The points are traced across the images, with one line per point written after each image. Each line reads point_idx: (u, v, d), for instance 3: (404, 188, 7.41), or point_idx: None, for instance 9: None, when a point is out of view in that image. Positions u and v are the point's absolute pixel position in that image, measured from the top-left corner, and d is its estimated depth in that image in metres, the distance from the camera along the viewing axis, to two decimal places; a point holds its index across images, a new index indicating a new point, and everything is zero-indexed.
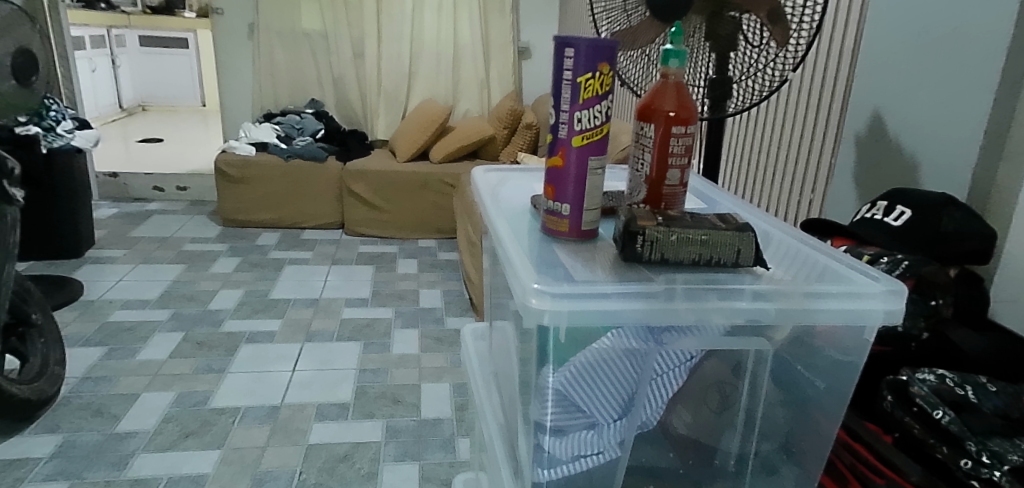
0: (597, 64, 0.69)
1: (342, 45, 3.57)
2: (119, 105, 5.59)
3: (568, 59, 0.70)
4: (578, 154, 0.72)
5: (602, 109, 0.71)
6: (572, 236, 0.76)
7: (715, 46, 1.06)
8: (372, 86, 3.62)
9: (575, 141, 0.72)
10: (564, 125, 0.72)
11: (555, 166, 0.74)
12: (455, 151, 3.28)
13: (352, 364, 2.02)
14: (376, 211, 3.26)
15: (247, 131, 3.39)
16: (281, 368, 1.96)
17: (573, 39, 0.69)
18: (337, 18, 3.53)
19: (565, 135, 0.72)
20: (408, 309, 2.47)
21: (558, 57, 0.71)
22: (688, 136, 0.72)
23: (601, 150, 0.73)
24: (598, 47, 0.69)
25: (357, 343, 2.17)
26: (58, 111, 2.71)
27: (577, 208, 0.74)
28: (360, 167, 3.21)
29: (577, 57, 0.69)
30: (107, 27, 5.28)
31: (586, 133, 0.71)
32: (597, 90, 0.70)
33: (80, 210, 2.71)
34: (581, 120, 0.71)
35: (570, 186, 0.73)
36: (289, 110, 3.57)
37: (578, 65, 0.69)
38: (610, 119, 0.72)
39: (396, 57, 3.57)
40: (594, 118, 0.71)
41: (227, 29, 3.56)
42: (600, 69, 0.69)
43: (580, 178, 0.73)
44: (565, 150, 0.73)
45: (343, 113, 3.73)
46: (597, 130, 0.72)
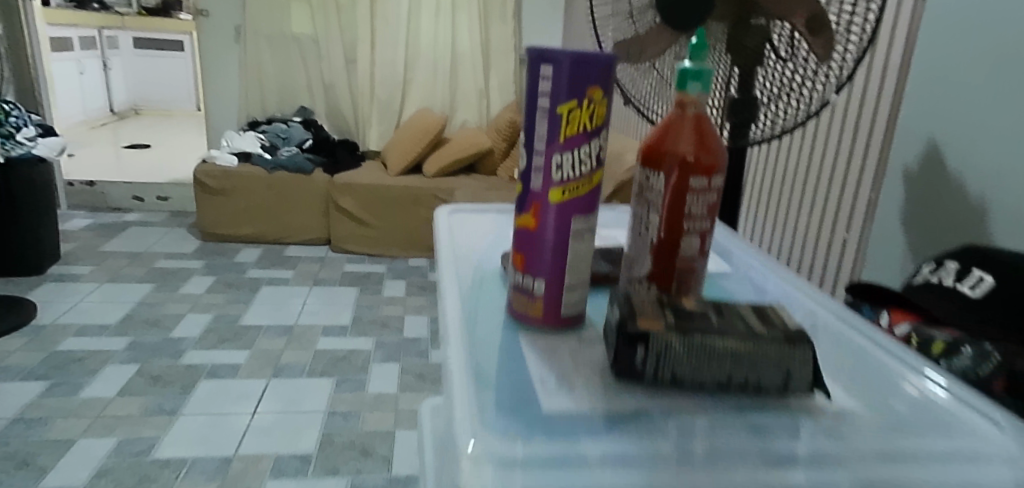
0: (585, 87, 0.49)
1: (334, 51, 3.38)
2: (110, 108, 5.42)
3: (543, 79, 0.49)
4: (557, 213, 0.51)
5: (592, 151, 0.51)
6: (547, 324, 0.55)
7: (738, 59, 0.86)
8: (365, 94, 3.43)
9: (553, 194, 0.51)
10: (538, 172, 0.51)
11: (525, 228, 0.53)
12: (451, 164, 3.07)
13: (322, 406, 1.82)
14: (365, 227, 3.06)
15: (230, 140, 3.21)
16: (241, 410, 1.76)
17: (553, 51, 0.48)
18: (328, 21, 3.34)
19: (540, 186, 0.51)
20: (391, 339, 2.26)
21: (532, 76, 0.50)
22: (713, 189, 0.51)
23: (590, 208, 0.52)
24: (589, 63, 0.48)
25: (330, 379, 1.96)
26: (20, 116, 2.52)
27: (555, 287, 0.53)
28: (349, 179, 3.01)
29: (557, 77, 0.49)
30: (98, 28, 5.12)
31: (569, 185, 0.51)
32: (586, 123, 0.50)
33: (42, 223, 2.53)
34: (562, 166, 0.51)
35: (546, 256, 0.53)
36: (276, 118, 3.38)
37: (560, 89, 0.49)
38: (602, 165, 0.51)
39: (389, 63, 3.37)
40: (579, 164, 0.50)
41: (212, 32, 3.38)
42: (589, 95, 0.49)
43: (559, 245, 0.52)
44: (539, 207, 0.52)
45: (334, 122, 3.54)
46: (584, 181, 0.51)
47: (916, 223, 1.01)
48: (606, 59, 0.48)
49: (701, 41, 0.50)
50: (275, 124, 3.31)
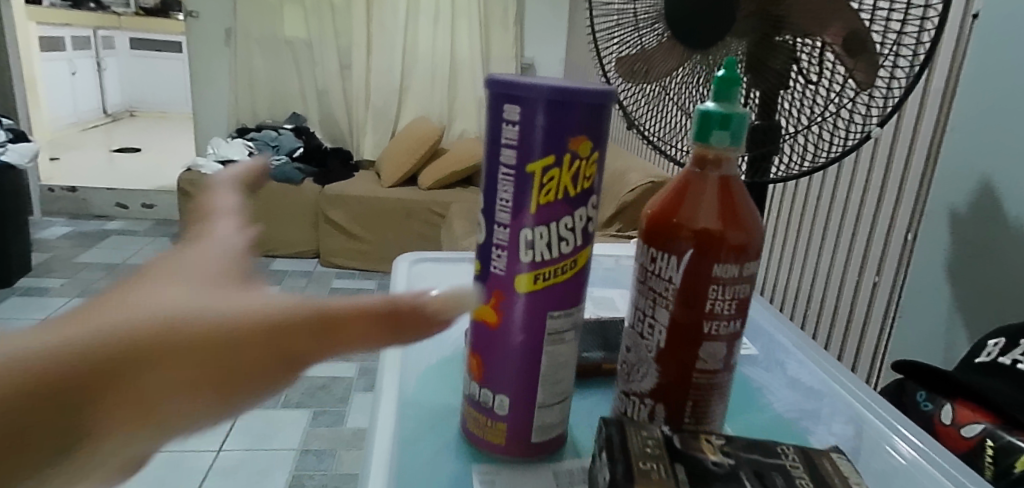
0: (565, 136, 0.35)
1: (327, 56, 3.25)
2: (105, 110, 5.31)
3: (508, 123, 0.35)
4: (526, 309, 0.37)
5: (575, 223, 0.37)
6: (513, 453, 0.41)
7: (757, 80, 0.67)
8: (359, 101, 3.30)
9: (521, 283, 0.37)
10: (500, 251, 0.37)
11: (483, 327, 0.39)
12: (447, 176, 2.92)
13: (294, 443, 1.67)
14: (354, 241, 2.92)
15: (216, 147, 3.07)
16: (205, 448, 1.61)
17: (520, 87, 0.35)
18: (322, 25, 3.21)
19: (502, 270, 0.37)
20: (375, 366, 2.11)
21: (493, 119, 0.36)
22: (744, 282, 0.37)
23: (572, 300, 0.38)
24: (571, 101, 0.34)
25: (305, 411, 1.82)
26: None
27: (524, 407, 0.39)
28: (338, 191, 2.87)
29: (528, 121, 0.35)
30: (93, 27, 5.02)
31: (543, 271, 0.37)
32: (567, 186, 0.36)
33: (10, 234, 2.40)
34: (532, 243, 0.36)
35: (513, 367, 0.39)
36: (266, 125, 3.25)
37: (530, 137, 0.35)
38: (588, 241, 0.37)
39: (385, 69, 3.24)
40: (557, 242, 0.36)
41: (202, 35, 3.25)
42: (571, 148, 0.35)
43: (529, 352, 0.38)
44: (501, 298, 0.38)
45: (327, 130, 3.41)
46: (565, 267, 0.37)
47: (953, 274, 0.88)
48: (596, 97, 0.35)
49: (731, 75, 0.36)
50: (264, 131, 3.18)
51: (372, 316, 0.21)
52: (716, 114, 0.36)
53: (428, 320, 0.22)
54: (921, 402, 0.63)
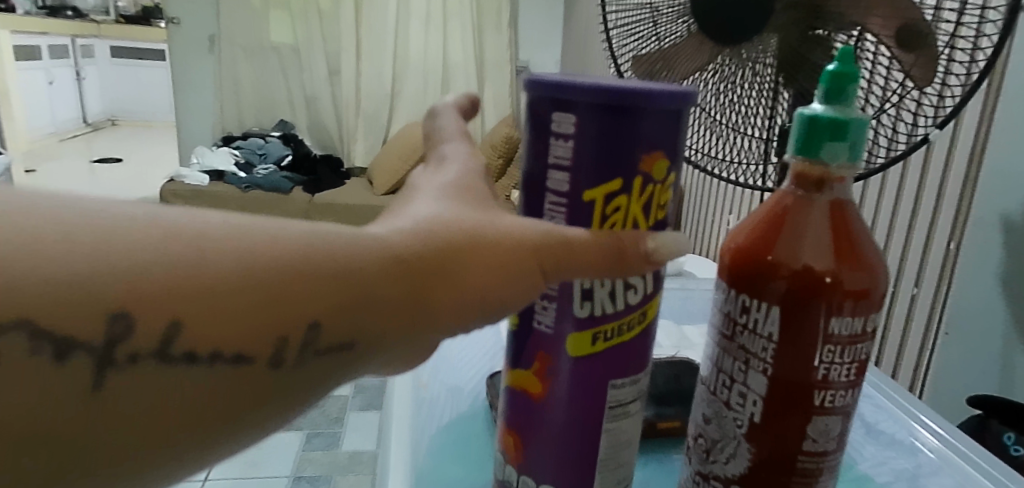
0: (634, 154, 0.28)
1: (316, 60, 3.16)
2: (87, 121, 5.20)
3: (558, 136, 0.28)
4: (582, 378, 0.30)
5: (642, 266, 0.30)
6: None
7: (790, 78, 0.56)
8: (350, 107, 3.20)
9: (571, 344, 0.30)
10: (547, 301, 0.30)
11: (523, 396, 0.32)
12: None
13: (286, 470, 1.57)
14: None
15: (201, 156, 2.97)
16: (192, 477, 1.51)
17: (574, 88, 0.27)
18: (310, 30, 3.12)
19: (550, 324, 0.30)
20: (371, 384, 2.00)
21: (537, 131, 0.29)
22: (865, 337, 0.28)
23: (637, 363, 0.31)
24: (644, 107, 0.27)
25: (298, 434, 1.72)
26: None
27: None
28: (329, 200, 2.75)
29: (585, 134, 0.28)
30: (72, 36, 4.96)
31: (602, 328, 0.29)
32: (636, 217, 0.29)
33: None
34: (591, 292, 0.29)
35: (562, 449, 0.31)
36: (253, 133, 3.15)
37: (588, 154, 0.28)
38: (656, 290, 0.31)
39: (376, 75, 3.17)
40: (622, 289, 0.30)
41: (185, 41, 3.15)
42: (641, 169, 0.28)
43: (583, 430, 0.30)
44: (550, 361, 0.30)
45: (316, 137, 3.31)
46: (632, 322, 0.30)
47: None
48: (675, 105, 0.28)
49: (844, 68, 0.28)
50: (251, 139, 3.08)
51: (595, 253, 0.28)
52: (826, 119, 0.27)
53: (643, 256, 0.29)
54: (1009, 446, 0.55)
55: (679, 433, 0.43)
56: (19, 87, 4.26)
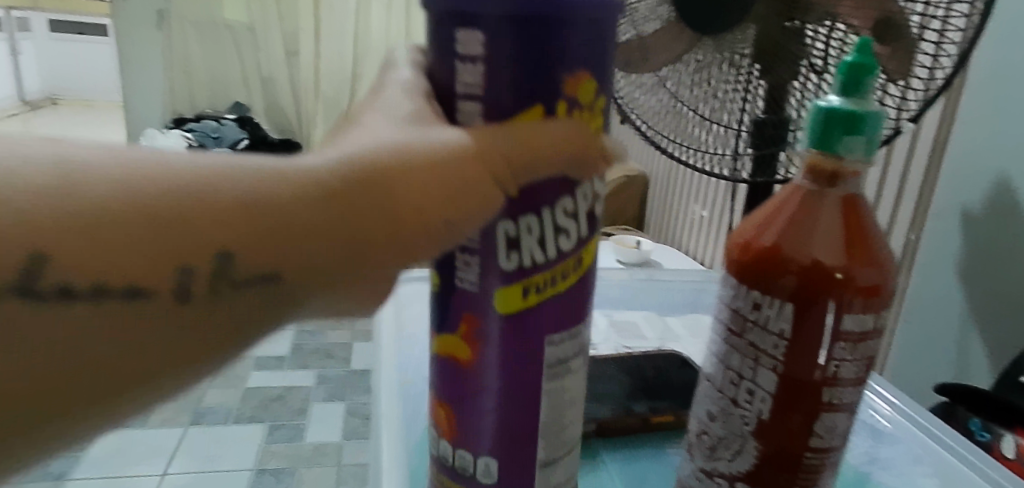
0: (562, 65, 0.23)
1: (273, 40, 3.05)
2: (20, 99, 4.88)
3: (467, 51, 0.23)
4: (512, 345, 0.25)
5: (579, 209, 0.25)
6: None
7: (763, 68, 0.57)
8: (308, 90, 3.11)
9: (499, 302, 0.25)
10: (469, 255, 0.25)
11: (449, 371, 0.27)
12: None
13: (248, 463, 1.53)
14: None
15: (149, 139, 2.80)
16: (149, 471, 1.46)
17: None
18: (266, 9, 3.02)
19: (475, 284, 0.25)
20: (335, 372, 1.96)
21: (441, 48, 0.24)
22: (870, 336, 0.28)
23: (576, 322, 0.26)
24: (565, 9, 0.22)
25: (262, 425, 1.67)
26: None
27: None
28: None
29: (501, 41, 0.22)
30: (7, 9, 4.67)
31: (534, 286, 0.24)
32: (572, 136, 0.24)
33: None
34: (521, 239, 0.24)
35: (496, 430, 0.27)
36: (206, 115, 3.03)
37: (502, 73, 0.23)
38: (595, 228, 0.26)
39: (336, 57, 3.08)
40: (558, 237, 0.24)
41: None
42: (567, 91, 0.23)
43: (516, 407, 0.26)
44: (477, 327, 0.25)
45: (273, 120, 3.22)
46: (568, 277, 0.25)
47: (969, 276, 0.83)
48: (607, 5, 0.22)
49: (861, 61, 0.27)
50: (205, 122, 2.92)
51: (557, 161, 0.23)
52: (843, 112, 0.26)
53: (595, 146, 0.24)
54: (976, 431, 0.57)
55: (673, 427, 0.42)
56: None
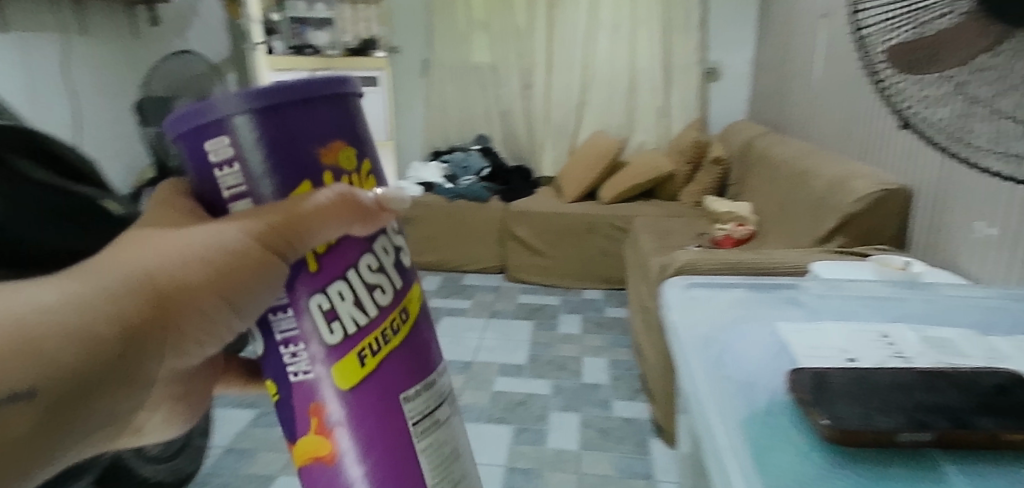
0: (313, 163, 0.37)
1: (510, 76, 3.31)
2: None
3: (224, 167, 0.37)
4: (371, 395, 0.40)
5: (380, 258, 0.40)
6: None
7: None
8: (539, 118, 3.33)
9: (339, 356, 0.39)
10: (299, 339, 0.39)
11: (322, 459, 0.41)
12: (627, 190, 2.88)
13: (501, 459, 1.70)
14: (537, 257, 2.92)
15: (415, 170, 3.27)
16: None
17: (210, 111, 0.36)
18: (506, 49, 3.28)
19: (312, 367, 0.39)
20: (569, 385, 2.09)
21: (202, 165, 0.37)
22: None
23: (416, 369, 0.42)
24: (314, 97, 0.37)
25: (507, 427, 1.85)
26: None
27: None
28: (522, 207, 2.90)
29: (269, 183, 0.37)
30: None
31: (362, 346, 0.39)
32: (340, 185, 0.37)
33: None
34: (336, 314, 0.39)
35: (377, 478, 0.41)
36: (456, 148, 3.40)
37: (268, 165, 0.37)
38: (398, 286, 0.41)
39: (564, 87, 3.27)
40: (370, 291, 0.39)
41: (403, 66, 3.53)
42: (326, 164, 0.38)
43: (378, 417, 0.41)
44: (328, 389, 0.40)
45: (509, 148, 3.42)
46: (390, 330, 0.41)
47: None
48: (338, 81, 0.39)
49: None
50: (455, 153, 3.33)
51: (337, 227, 0.37)
52: None
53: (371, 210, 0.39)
54: None
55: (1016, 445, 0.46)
56: None
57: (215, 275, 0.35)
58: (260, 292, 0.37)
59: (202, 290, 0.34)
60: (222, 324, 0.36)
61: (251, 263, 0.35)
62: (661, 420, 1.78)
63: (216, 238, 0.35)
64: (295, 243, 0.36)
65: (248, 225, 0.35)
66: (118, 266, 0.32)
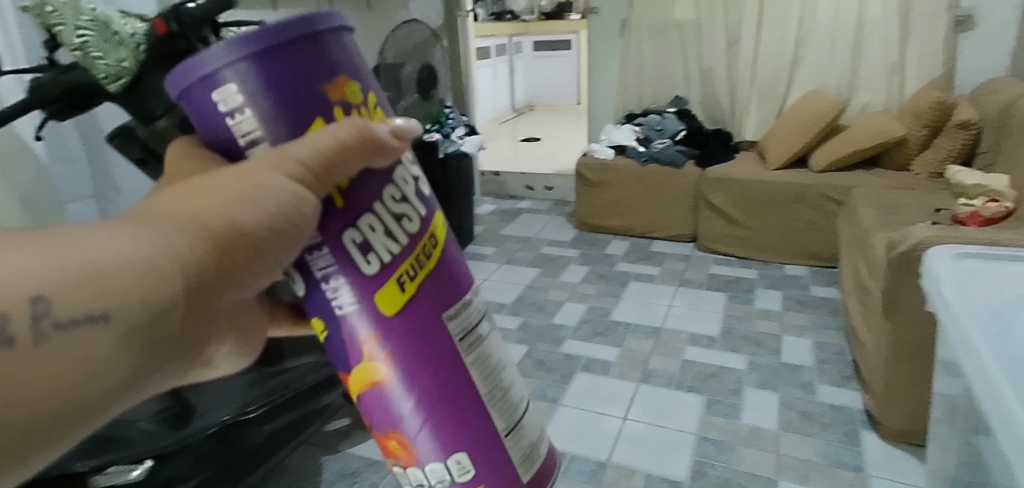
0: (318, 99, 0.42)
1: (716, 32, 3.09)
2: (512, 107, 6.13)
3: (234, 116, 0.41)
4: (413, 318, 0.46)
5: (401, 188, 0.46)
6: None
7: None
8: (745, 78, 3.10)
9: (381, 294, 0.44)
10: (338, 273, 0.44)
11: (377, 384, 0.47)
12: (845, 156, 2.61)
13: (691, 428, 1.67)
14: (735, 227, 2.76)
15: (608, 133, 3.23)
16: (613, 413, 1.74)
17: (203, 65, 0.40)
18: (712, 4, 3.07)
19: (354, 297, 0.44)
20: (767, 362, 1.97)
21: (213, 116, 0.41)
22: None
23: (446, 292, 0.48)
24: (311, 33, 0.42)
25: (699, 397, 1.81)
26: (454, 118, 2.98)
27: (492, 438, 0.50)
28: (721, 173, 2.75)
29: (281, 132, 0.41)
30: (509, 35, 5.86)
31: (399, 274, 0.45)
32: (352, 118, 0.42)
33: (462, 208, 2.93)
34: (375, 254, 0.44)
35: (425, 397, 0.47)
36: (652, 110, 3.30)
37: (274, 105, 0.41)
38: (421, 221, 0.46)
39: (777, 42, 2.98)
40: (396, 219, 0.45)
41: (600, 27, 3.43)
42: (335, 100, 0.42)
43: (429, 344, 0.46)
44: (382, 330, 0.45)
45: (708, 112, 3.29)
46: (422, 256, 0.46)
47: None
48: (326, 16, 0.43)
49: None
50: (650, 116, 3.22)
51: (360, 162, 0.42)
52: None
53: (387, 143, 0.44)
54: None
55: None
56: (480, 81, 5.25)
57: (271, 217, 0.39)
58: (301, 234, 0.41)
59: (261, 229, 0.39)
60: (273, 267, 0.41)
61: (298, 199, 0.40)
62: (875, 411, 1.62)
63: (265, 179, 0.39)
64: (325, 179, 0.41)
65: (292, 165, 0.40)
66: (167, 212, 0.37)
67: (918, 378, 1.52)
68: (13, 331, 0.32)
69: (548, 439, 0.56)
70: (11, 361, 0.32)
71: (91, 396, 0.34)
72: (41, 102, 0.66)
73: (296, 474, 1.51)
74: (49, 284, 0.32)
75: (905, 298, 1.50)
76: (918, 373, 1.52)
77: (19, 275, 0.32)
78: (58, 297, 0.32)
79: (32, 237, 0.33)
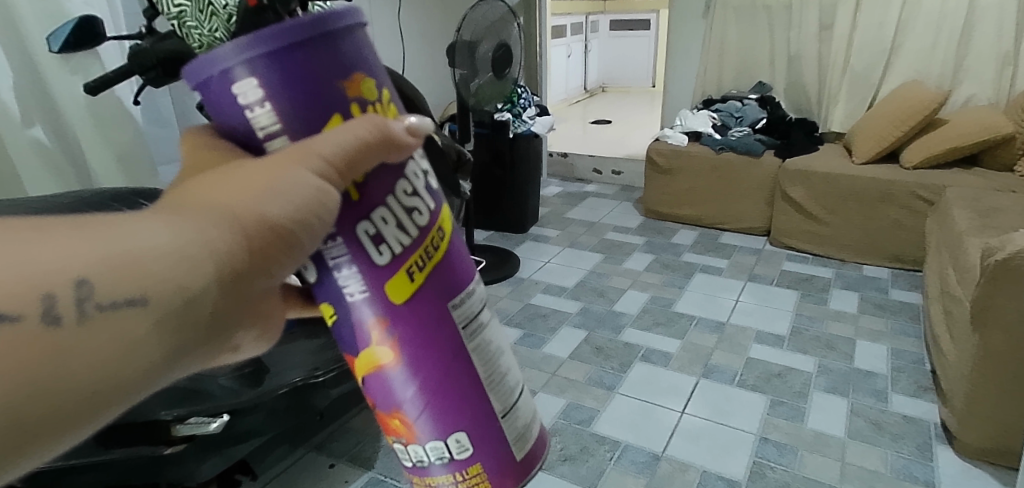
0: (338, 96, 0.42)
1: (808, 15, 2.93)
2: (585, 87, 6.03)
3: (254, 111, 0.41)
4: (420, 308, 0.46)
5: (413, 182, 0.45)
6: (511, 479, 0.53)
7: None
8: (836, 65, 2.93)
9: (392, 285, 0.45)
10: (350, 261, 0.44)
11: (381, 368, 0.47)
12: (941, 153, 2.44)
13: (752, 428, 1.62)
14: (813, 223, 2.64)
15: (683, 119, 3.13)
16: (670, 406, 1.71)
17: (220, 61, 0.40)
18: None
19: (364, 284, 0.44)
20: (837, 366, 1.89)
21: (232, 108, 0.41)
22: None
23: (454, 285, 0.48)
24: (327, 32, 0.41)
25: (761, 397, 1.75)
26: (526, 97, 2.93)
27: (491, 420, 0.51)
28: (801, 166, 2.62)
29: (300, 129, 0.42)
30: (586, 13, 5.73)
31: (410, 264, 0.45)
32: (370, 116, 0.42)
33: (529, 188, 2.92)
34: (389, 246, 0.44)
35: (427, 382, 0.48)
36: (731, 96, 3.17)
37: (290, 100, 0.41)
38: (430, 214, 0.46)
39: (876, 27, 2.79)
40: (408, 212, 0.45)
41: (683, 7, 3.31)
42: (352, 97, 0.43)
43: (436, 335, 0.47)
44: (394, 317, 0.46)
45: (792, 98, 3.15)
46: (430, 248, 0.46)
47: None
48: (342, 13, 0.42)
49: None
50: (729, 102, 3.11)
51: (377, 155, 0.42)
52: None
53: (401, 135, 0.43)
54: None
55: None
56: (553, 60, 5.18)
57: (298, 210, 0.40)
58: (323, 226, 0.41)
59: (288, 221, 0.39)
60: (297, 258, 0.41)
61: (321, 195, 0.40)
62: (952, 425, 1.53)
63: (288, 174, 0.39)
64: (348, 174, 0.41)
65: (314, 159, 0.40)
66: (198, 204, 0.38)
67: (1008, 398, 1.42)
68: (61, 310, 0.34)
69: (540, 421, 0.57)
70: (58, 337, 0.34)
71: (125, 373, 0.35)
72: (140, 69, 0.68)
73: (355, 437, 1.56)
74: (92, 269, 0.35)
75: (1000, 311, 1.39)
76: (1006, 392, 1.42)
77: (63, 259, 0.34)
78: (101, 281, 0.35)
79: (75, 226, 0.35)
